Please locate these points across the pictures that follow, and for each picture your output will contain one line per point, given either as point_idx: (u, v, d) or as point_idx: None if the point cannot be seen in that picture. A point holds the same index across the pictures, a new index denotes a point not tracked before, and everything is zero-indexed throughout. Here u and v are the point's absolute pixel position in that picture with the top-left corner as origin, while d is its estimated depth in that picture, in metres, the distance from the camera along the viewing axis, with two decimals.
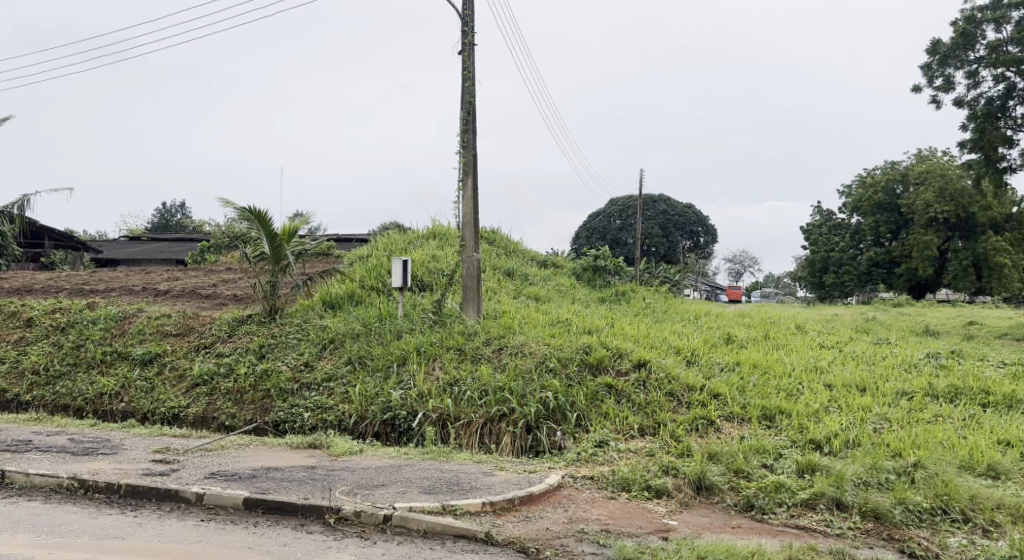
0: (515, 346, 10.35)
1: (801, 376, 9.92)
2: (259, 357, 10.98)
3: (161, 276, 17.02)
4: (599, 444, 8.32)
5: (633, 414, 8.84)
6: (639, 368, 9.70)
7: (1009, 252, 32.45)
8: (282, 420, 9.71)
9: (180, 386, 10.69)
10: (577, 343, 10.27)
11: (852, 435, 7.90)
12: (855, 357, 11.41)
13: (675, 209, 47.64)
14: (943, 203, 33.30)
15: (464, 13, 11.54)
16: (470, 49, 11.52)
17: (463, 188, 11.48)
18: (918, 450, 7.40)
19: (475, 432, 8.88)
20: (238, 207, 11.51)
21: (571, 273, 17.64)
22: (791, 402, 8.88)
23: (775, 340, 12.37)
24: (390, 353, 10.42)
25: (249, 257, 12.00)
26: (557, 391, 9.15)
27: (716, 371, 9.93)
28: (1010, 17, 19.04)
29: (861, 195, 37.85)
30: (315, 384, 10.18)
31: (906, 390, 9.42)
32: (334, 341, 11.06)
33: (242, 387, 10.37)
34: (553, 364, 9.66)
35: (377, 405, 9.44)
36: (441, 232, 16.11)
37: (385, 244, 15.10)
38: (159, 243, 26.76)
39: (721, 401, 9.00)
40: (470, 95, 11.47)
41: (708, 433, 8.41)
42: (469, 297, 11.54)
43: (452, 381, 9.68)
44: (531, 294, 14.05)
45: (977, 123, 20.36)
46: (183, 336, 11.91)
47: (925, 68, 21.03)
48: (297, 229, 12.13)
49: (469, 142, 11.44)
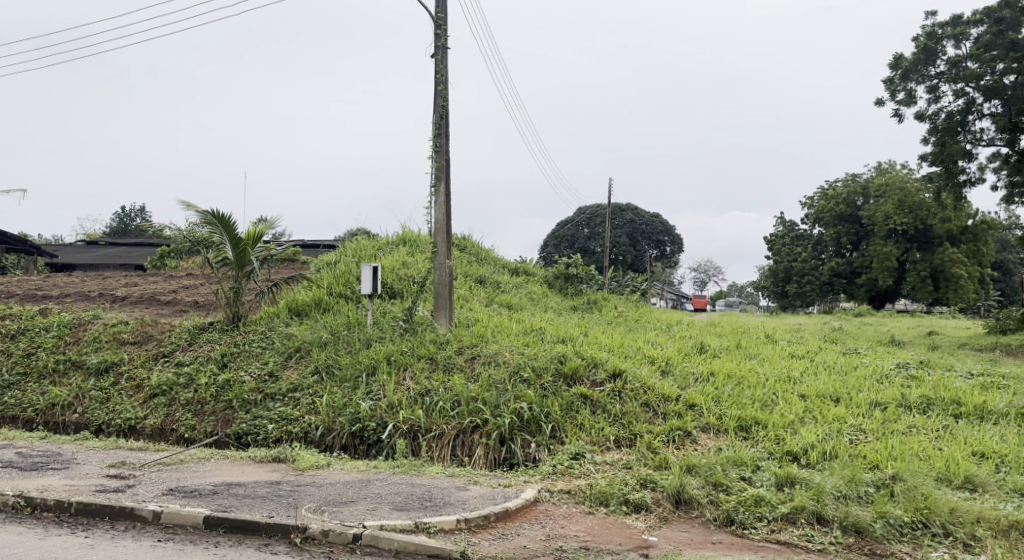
0: (488, 356, 10.13)
1: (775, 386, 9.85)
2: (221, 366, 10.59)
3: (119, 281, 16.47)
4: (574, 456, 8.14)
5: (609, 425, 8.68)
6: (614, 378, 9.54)
7: (965, 264, 33.12)
8: (244, 433, 9.36)
9: (137, 396, 10.26)
10: (552, 352, 10.09)
11: (829, 447, 7.81)
12: (827, 367, 11.39)
13: (642, 218, 47.89)
14: (902, 215, 33.92)
15: (437, 16, 11.35)
16: (443, 52, 11.32)
17: (435, 194, 11.26)
18: (895, 462, 7.34)
19: (447, 444, 8.64)
20: (201, 210, 11.16)
21: (542, 281, 17.48)
22: (767, 413, 8.79)
23: (747, 350, 12.32)
24: (358, 362, 10.13)
25: (212, 262, 11.66)
26: (531, 401, 8.95)
27: (691, 382, 9.81)
28: (969, 34, 19.42)
29: (823, 206, 38.41)
30: (279, 394, 9.84)
31: (879, 400, 9.40)
32: (300, 350, 10.73)
33: (203, 398, 9.99)
34: (527, 375, 9.46)
35: (345, 417, 9.15)
36: (411, 238, 15.84)
37: (354, 250, 14.79)
38: (119, 247, 26.04)
39: (697, 412, 8.88)
40: (442, 99, 11.26)
41: (685, 444, 8.28)
42: (441, 305, 11.32)
43: (424, 391, 9.42)
44: (503, 302, 13.86)
45: (938, 136, 20.71)
46: (141, 344, 11.47)
47: (888, 82, 21.36)
48: (263, 234, 11.79)
49: (441, 146, 11.23)
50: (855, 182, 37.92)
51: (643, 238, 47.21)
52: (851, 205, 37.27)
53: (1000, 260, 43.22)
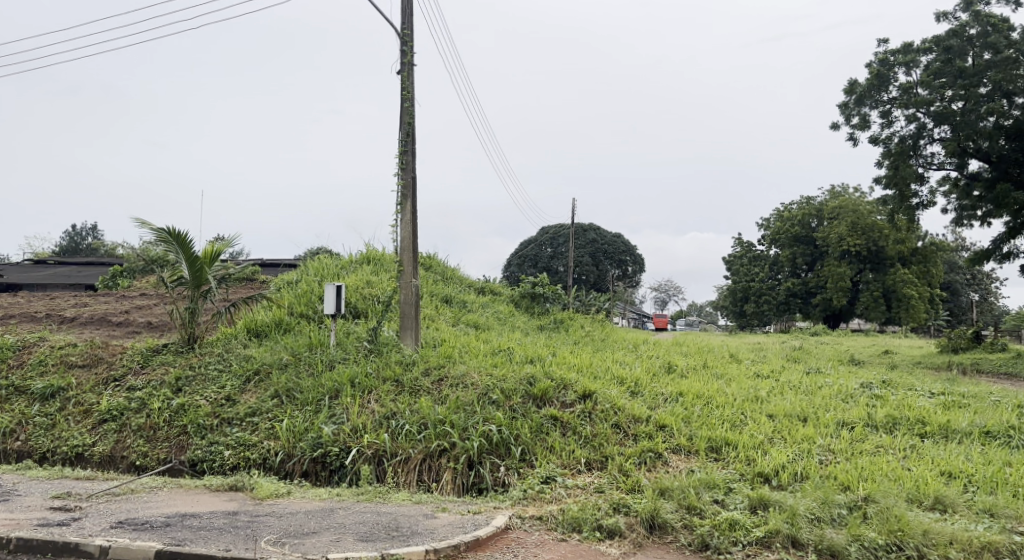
0: (456, 377, 9.90)
1: (743, 405, 9.81)
2: (176, 390, 10.18)
3: (68, 301, 15.87)
4: (545, 480, 7.95)
5: (580, 447, 8.52)
6: (584, 399, 9.39)
7: (917, 284, 33.91)
8: (199, 460, 9.00)
9: (85, 423, 9.81)
10: (521, 373, 9.91)
11: (800, 468, 7.75)
12: (793, 386, 11.40)
13: (604, 238, 48.20)
14: (855, 236, 34.65)
15: (403, 33, 11.22)
16: (409, 69, 11.18)
17: (401, 211, 11.06)
18: (866, 483, 7.31)
19: (413, 469, 8.39)
20: (157, 227, 10.79)
21: (508, 301, 17.36)
22: (737, 433, 8.72)
23: (714, 369, 12.29)
24: (321, 385, 9.82)
25: (166, 281, 11.26)
26: (500, 423, 8.76)
27: (661, 402, 9.72)
28: (919, 61, 19.96)
29: (779, 227, 39.04)
30: (237, 419, 9.48)
31: (846, 419, 9.40)
32: (259, 373, 10.37)
33: (155, 423, 9.58)
34: (496, 396, 9.26)
35: (306, 442, 8.84)
36: (375, 257, 15.57)
37: (316, 269, 14.47)
38: (70, 266, 25.24)
39: (668, 433, 8.77)
40: (408, 116, 11.10)
41: (656, 466, 8.15)
42: (407, 325, 11.08)
43: (389, 415, 9.16)
44: (469, 322, 13.66)
45: (892, 160, 21.15)
46: (90, 367, 10.98)
47: (843, 106, 21.83)
48: (222, 252, 11.45)
49: (408, 164, 11.05)
50: (809, 204, 38.66)
51: (605, 258, 47.49)
52: (806, 226, 37.96)
53: (948, 281, 44.37)
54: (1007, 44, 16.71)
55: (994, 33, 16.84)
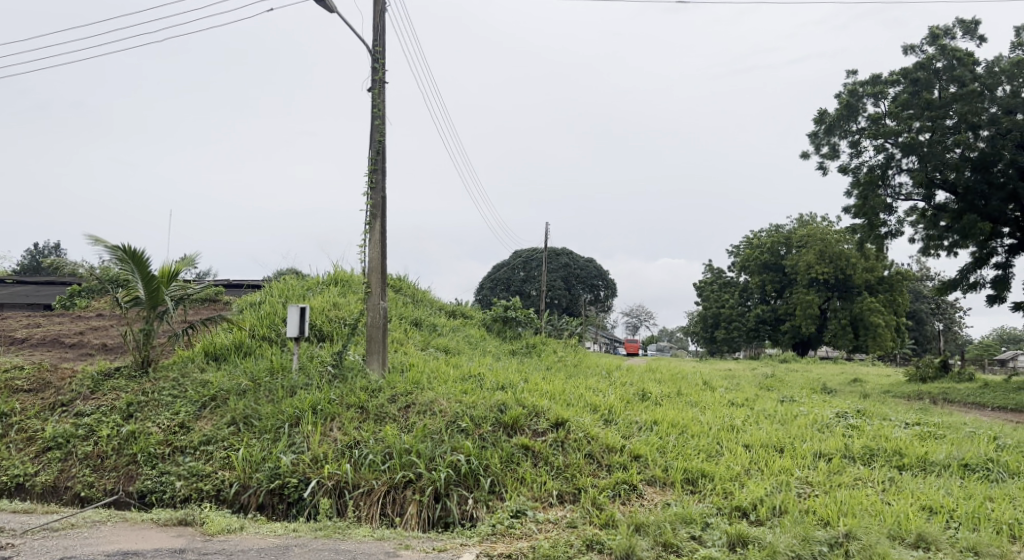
0: (424, 404, 9.51)
1: (719, 435, 9.56)
2: (126, 417, 9.65)
3: (20, 321, 15.21)
4: (515, 515, 7.59)
5: (552, 479, 8.18)
6: (557, 428, 9.06)
7: (883, 313, 34.20)
8: (148, 492, 8.51)
9: (27, 450, 9.26)
10: (491, 400, 9.55)
11: (779, 502, 7.47)
12: (768, 415, 11.17)
13: (577, 262, 48.17)
14: (823, 264, 34.91)
15: (375, 49, 10.97)
16: (380, 86, 10.91)
17: (370, 231, 10.73)
18: (847, 519, 7.06)
19: (376, 501, 7.98)
20: (111, 245, 10.31)
21: (480, 325, 17.06)
22: (713, 464, 8.45)
23: (688, 397, 12.04)
24: (281, 412, 9.37)
25: (121, 301, 10.75)
26: (469, 453, 8.39)
27: (635, 431, 9.42)
28: (887, 92, 20.20)
29: (749, 255, 39.23)
30: (191, 447, 9.00)
31: (823, 450, 9.18)
32: (216, 399, 9.88)
33: (103, 452, 9.06)
34: (465, 424, 8.89)
35: (262, 472, 8.39)
36: (343, 278, 15.17)
37: (281, 290, 14.04)
38: (27, 285, 24.45)
39: (643, 464, 8.47)
40: (379, 135, 10.81)
41: (631, 499, 7.83)
42: (374, 349, 10.70)
43: (352, 443, 8.74)
44: (439, 346, 13.29)
45: (860, 189, 21.29)
46: (36, 391, 10.40)
47: (812, 136, 21.98)
48: (180, 272, 10.99)
49: (377, 183, 10.74)
50: (778, 232, 38.94)
51: (577, 283, 47.40)
52: (775, 254, 38.16)
53: (913, 310, 44.81)
54: (972, 77, 16.95)
55: (959, 66, 17.12)
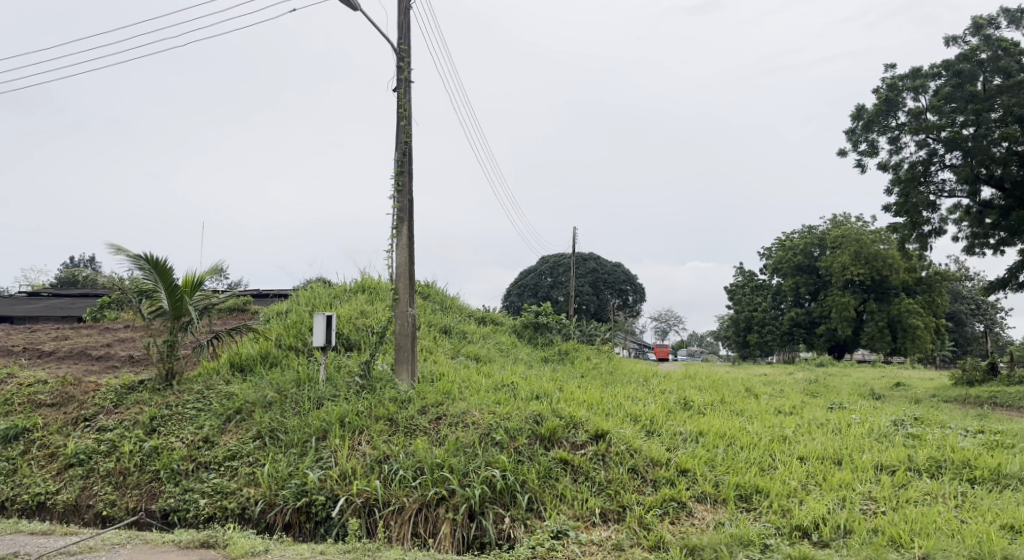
0: (455, 416, 9.05)
1: (770, 447, 8.97)
2: (149, 432, 9.31)
3: (48, 334, 15.06)
4: (556, 535, 7.10)
5: (594, 496, 7.66)
6: (597, 440, 8.52)
7: (922, 315, 33.09)
8: (172, 510, 8.15)
9: (49, 467, 8.95)
10: (526, 411, 9.05)
11: (843, 521, 6.88)
12: (819, 424, 10.54)
13: (605, 267, 47.62)
14: (858, 265, 33.94)
15: (400, 48, 10.58)
16: (406, 86, 10.52)
17: (397, 236, 10.32)
18: (921, 539, 6.48)
19: (408, 520, 7.55)
20: (133, 254, 10.01)
21: (511, 332, 16.61)
22: (767, 479, 7.87)
23: (733, 405, 11.46)
24: (308, 425, 8.97)
25: (144, 313, 10.47)
26: (504, 468, 7.90)
27: (680, 443, 8.86)
28: (928, 86, 19.39)
29: (781, 257, 38.29)
30: (215, 463, 8.63)
31: (884, 462, 8.55)
32: (241, 412, 9.50)
33: (125, 468, 8.73)
34: (500, 437, 8.39)
35: (289, 489, 8.00)
36: (371, 285, 14.79)
37: (308, 298, 13.71)
38: (61, 297, 24.62)
39: (691, 478, 7.91)
40: (405, 135, 10.41)
41: (681, 518, 7.29)
42: (402, 358, 10.27)
43: (382, 458, 8.30)
44: (470, 354, 12.85)
45: (902, 186, 20.43)
46: (59, 406, 10.11)
47: (849, 132, 21.20)
48: (204, 281, 10.66)
49: (404, 185, 10.34)
50: (812, 233, 37.96)
51: (604, 288, 46.81)
52: (808, 255, 37.22)
53: (953, 311, 43.37)
54: (1019, 68, 16.10)
55: (1005, 56, 16.18)
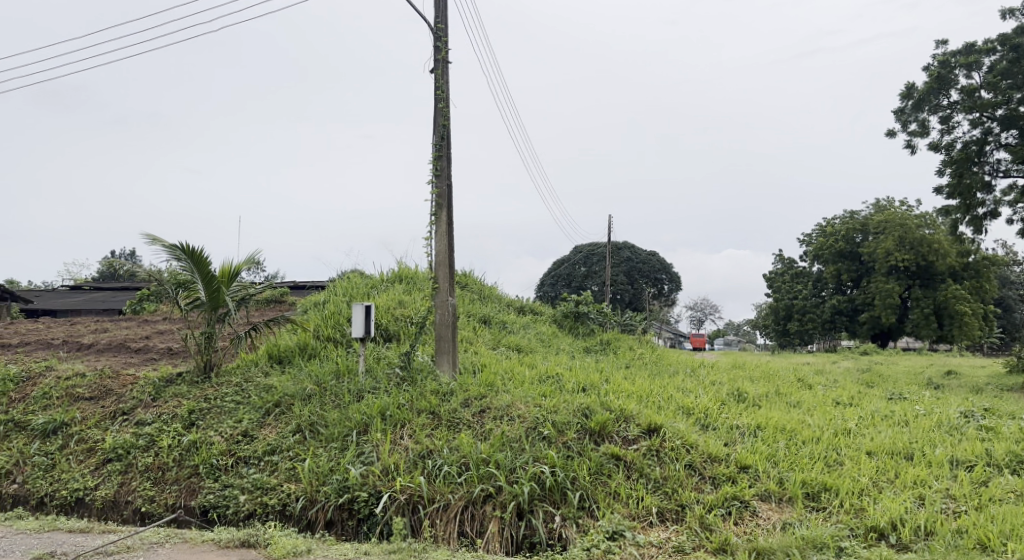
0: (499, 409, 8.68)
1: (834, 441, 8.46)
2: (187, 426, 9.09)
3: (88, 327, 15.04)
4: (611, 536, 6.71)
5: (649, 493, 7.24)
6: (650, 435, 8.07)
7: (970, 301, 31.93)
8: (210, 508, 7.91)
9: (88, 462, 8.79)
10: (574, 404, 8.63)
11: (924, 521, 6.39)
12: (882, 416, 9.97)
13: (640, 255, 46.92)
14: (903, 251, 32.86)
15: (437, 27, 10.19)
16: (443, 66, 10.13)
17: (436, 223, 9.96)
18: (1013, 543, 5.96)
19: (453, 519, 7.21)
20: (169, 244, 9.79)
21: (551, 321, 16.20)
22: (836, 475, 7.38)
23: (788, 396, 10.93)
24: (348, 418, 8.67)
25: (181, 305, 10.26)
26: (553, 464, 7.50)
27: (738, 437, 8.37)
28: (983, 61, 18.41)
29: (822, 242, 37.24)
30: (254, 458, 8.38)
31: (960, 457, 7.99)
32: (280, 405, 9.24)
33: (164, 464, 8.51)
34: (547, 431, 7.99)
35: (330, 486, 7.71)
36: (408, 275, 14.50)
37: (345, 287, 13.45)
38: (100, 291, 24.84)
39: (752, 476, 7.44)
40: (443, 118, 10.03)
41: (745, 519, 6.85)
42: (443, 349, 9.93)
43: (425, 453, 7.97)
44: (511, 344, 12.48)
45: (954, 167, 19.51)
46: (97, 400, 9.96)
47: (899, 111, 20.32)
48: (241, 271, 10.40)
49: (443, 170, 9.97)
50: (854, 219, 36.84)
51: (640, 277, 46.10)
52: (851, 241, 36.14)
53: (1001, 296, 41.87)
54: None
55: None
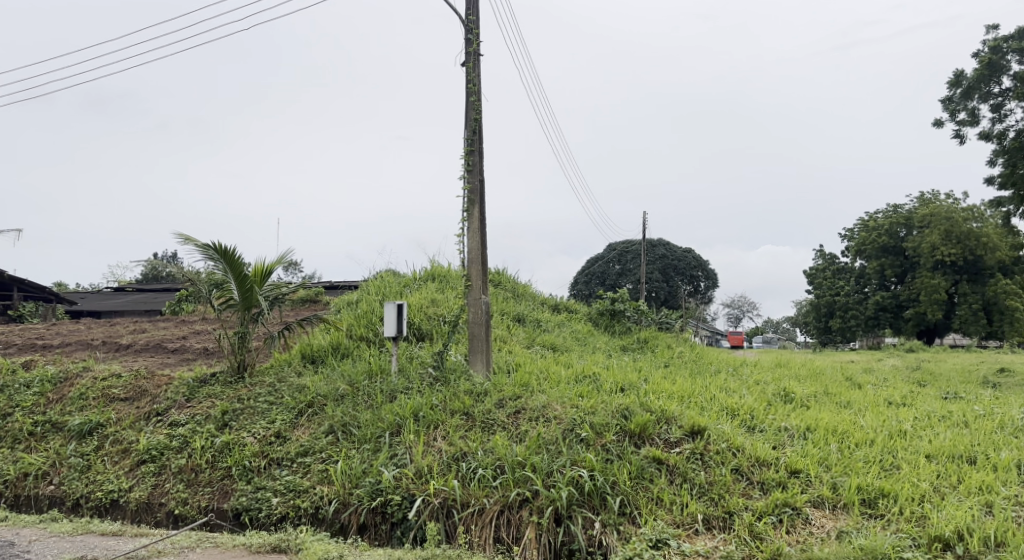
0: (535, 410, 8.41)
1: (889, 443, 8.03)
2: (221, 427, 8.97)
3: (126, 328, 15.14)
4: (655, 545, 6.41)
5: (694, 499, 6.91)
6: (693, 437, 7.72)
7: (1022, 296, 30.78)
8: (243, 510, 7.77)
9: (122, 464, 8.72)
10: (613, 404, 8.31)
11: (995, 531, 6.05)
12: (937, 417, 9.49)
13: (675, 252, 46.25)
14: (950, 245, 31.81)
15: (468, 19, 9.94)
16: (475, 59, 9.88)
17: (468, 219, 9.72)
18: None
19: (489, 524, 6.96)
20: (202, 243, 9.70)
21: (587, 320, 15.88)
22: (894, 480, 6.99)
23: (836, 396, 10.47)
24: (381, 419, 8.47)
25: (215, 305, 10.17)
26: (592, 467, 7.21)
27: (786, 439, 7.99)
28: None
29: (865, 237, 36.21)
30: (287, 460, 8.22)
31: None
32: (313, 406, 9.08)
33: (197, 465, 8.40)
34: (586, 433, 7.69)
35: (363, 489, 7.51)
36: (441, 273, 14.29)
37: (378, 286, 13.30)
38: (140, 292, 25.17)
39: (804, 481, 7.07)
40: (475, 112, 9.78)
41: (798, 527, 6.52)
42: (476, 348, 9.69)
43: (458, 455, 7.72)
44: (546, 343, 12.20)
45: (1007, 157, 18.69)
46: (132, 400, 9.91)
47: (947, 100, 19.54)
48: (274, 270, 10.28)
49: (475, 165, 9.72)
50: (897, 212, 35.79)
51: (675, 275, 45.47)
52: (894, 236, 35.07)
53: None
54: None
55: None
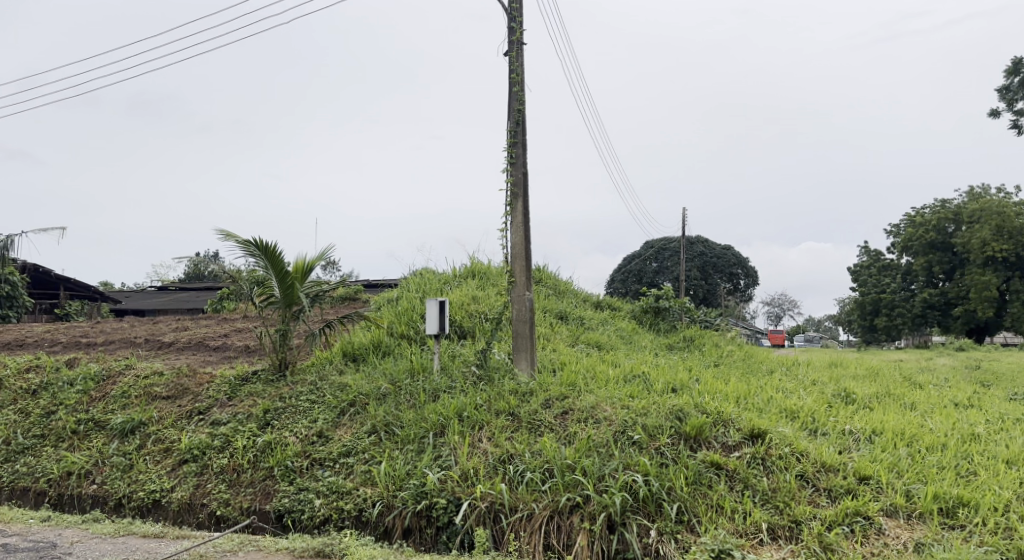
0: (584, 410, 8.08)
1: (962, 447, 7.55)
2: (262, 426, 8.81)
3: (167, 326, 15.12)
4: (717, 556, 6.06)
5: (757, 507, 6.53)
6: (753, 441, 7.32)
7: None
8: (286, 512, 7.58)
9: (164, 463, 8.60)
10: (666, 405, 7.94)
11: None
12: (1009, 419, 8.94)
13: (714, 249, 45.44)
14: (1002, 241, 30.65)
15: (511, 7, 9.64)
16: (518, 48, 9.58)
17: (511, 213, 9.42)
18: None
19: (539, 530, 6.66)
20: (243, 240, 9.55)
21: (630, 318, 15.47)
22: (973, 490, 6.53)
23: (898, 397, 9.96)
24: (424, 419, 8.22)
25: (256, 302, 10.02)
26: (647, 472, 6.86)
27: (852, 443, 7.54)
28: None
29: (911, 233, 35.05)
30: (329, 460, 8.01)
31: None
32: (355, 405, 8.87)
33: (239, 465, 8.25)
34: (638, 436, 7.34)
35: (407, 491, 7.27)
36: (481, 270, 14.01)
37: (418, 284, 13.05)
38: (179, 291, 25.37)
39: (874, 488, 6.65)
40: (518, 102, 9.48)
41: (871, 539, 6.13)
42: (521, 347, 9.39)
43: (505, 457, 7.43)
44: (590, 341, 11.84)
45: None
46: (174, 398, 9.81)
47: (1006, 89, 18.68)
48: (314, 267, 10.09)
49: (518, 157, 9.42)
50: (946, 207, 34.61)
51: (714, 272, 44.69)
52: (942, 232, 33.84)
53: None
54: None
55: None
